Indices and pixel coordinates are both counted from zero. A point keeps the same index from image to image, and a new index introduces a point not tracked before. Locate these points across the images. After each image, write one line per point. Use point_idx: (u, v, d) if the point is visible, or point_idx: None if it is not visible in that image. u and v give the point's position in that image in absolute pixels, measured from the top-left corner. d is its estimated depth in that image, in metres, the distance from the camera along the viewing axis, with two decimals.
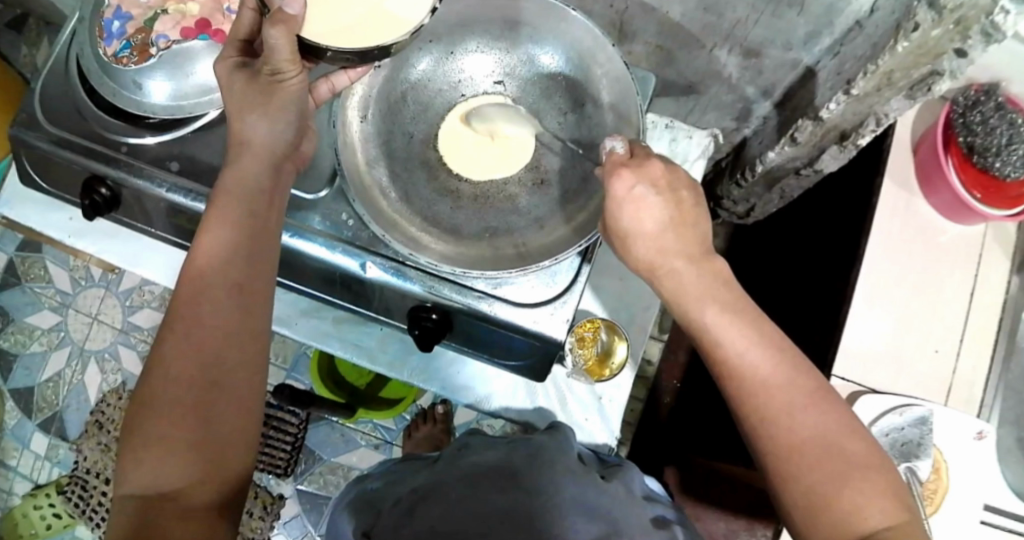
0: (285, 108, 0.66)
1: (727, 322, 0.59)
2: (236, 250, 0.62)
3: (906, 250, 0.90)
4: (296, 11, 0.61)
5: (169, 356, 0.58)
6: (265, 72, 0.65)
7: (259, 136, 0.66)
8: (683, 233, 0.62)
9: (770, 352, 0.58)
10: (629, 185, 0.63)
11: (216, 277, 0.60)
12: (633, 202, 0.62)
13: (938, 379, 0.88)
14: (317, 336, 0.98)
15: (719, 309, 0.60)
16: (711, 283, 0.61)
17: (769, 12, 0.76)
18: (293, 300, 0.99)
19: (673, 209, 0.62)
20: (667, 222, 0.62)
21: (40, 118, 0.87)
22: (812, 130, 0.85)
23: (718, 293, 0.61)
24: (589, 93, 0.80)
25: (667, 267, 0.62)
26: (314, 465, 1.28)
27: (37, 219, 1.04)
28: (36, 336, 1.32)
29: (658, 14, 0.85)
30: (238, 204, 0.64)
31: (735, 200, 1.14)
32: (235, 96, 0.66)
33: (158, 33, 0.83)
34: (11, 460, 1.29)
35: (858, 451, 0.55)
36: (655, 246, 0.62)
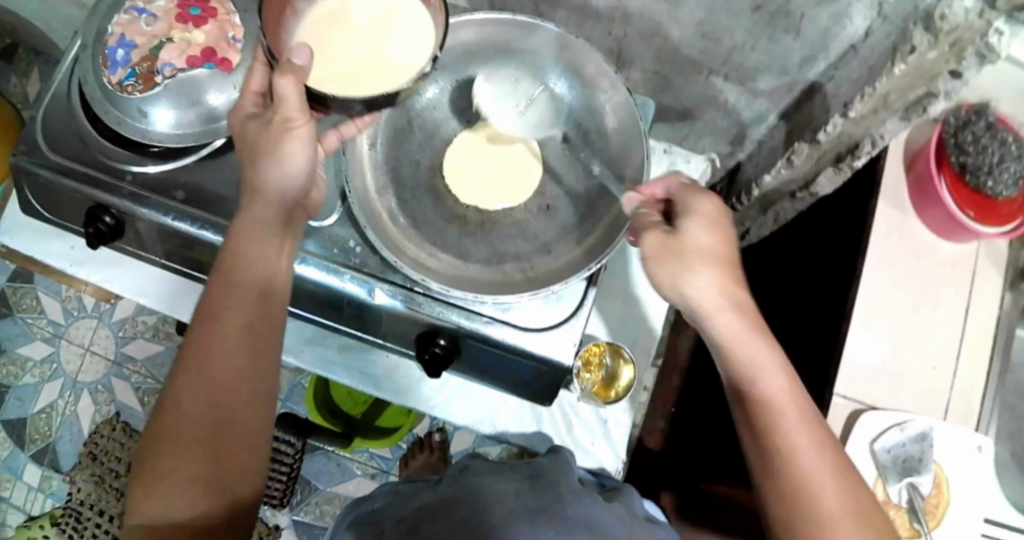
0: (295, 155, 0.65)
1: (777, 375, 0.62)
2: (246, 293, 0.63)
3: (901, 270, 0.92)
4: (304, 62, 0.61)
5: (180, 390, 0.61)
6: (274, 122, 0.64)
7: (272, 175, 0.65)
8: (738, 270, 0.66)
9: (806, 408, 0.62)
10: (711, 208, 0.65)
11: (227, 318, 0.62)
12: (701, 220, 0.64)
13: (938, 394, 0.90)
14: (320, 363, 0.97)
15: (772, 353, 0.63)
16: (762, 331, 0.64)
17: (765, 38, 0.80)
18: (299, 329, 0.98)
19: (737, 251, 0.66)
20: (718, 239, 0.64)
21: (42, 146, 0.88)
22: (809, 153, 0.88)
23: (768, 342, 0.64)
24: (593, 120, 0.82)
25: (733, 299, 0.64)
26: (310, 495, 1.26)
27: (37, 247, 1.02)
28: (28, 368, 1.29)
29: (657, 42, 0.88)
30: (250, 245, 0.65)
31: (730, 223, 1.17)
32: (250, 143, 0.66)
33: (163, 61, 0.84)
34: (4, 492, 1.27)
35: (872, 509, 0.59)
36: (730, 277, 0.64)
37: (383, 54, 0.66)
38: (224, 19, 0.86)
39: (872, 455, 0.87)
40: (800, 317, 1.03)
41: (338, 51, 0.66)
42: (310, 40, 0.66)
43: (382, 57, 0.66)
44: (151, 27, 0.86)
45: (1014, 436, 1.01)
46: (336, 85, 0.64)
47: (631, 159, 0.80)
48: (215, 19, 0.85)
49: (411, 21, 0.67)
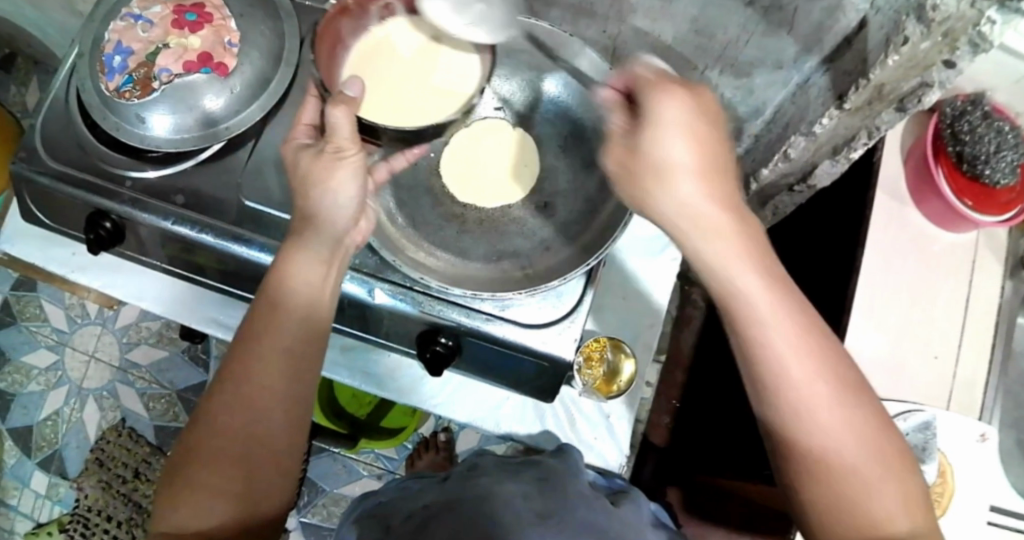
0: (344, 183, 0.64)
1: (773, 297, 0.56)
2: (288, 328, 0.63)
3: (901, 262, 0.92)
4: (355, 93, 0.66)
5: (217, 411, 0.61)
6: (325, 150, 0.65)
7: (322, 212, 0.64)
8: (719, 178, 0.57)
9: (802, 331, 0.56)
10: (685, 107, 0.57)
11: (268, 346, 0.62)
12: (675, 128, 0.56)
13: (940, 385, 0.90)
14: (323, 364, 0.96)
15: (760, 272, 0.57)
16: (747, 246, 0.57)
17: (760, 32, 0.82)
18: None
19: (716, 152, 0.57)
20: (694, 153, 0.56)
21: (42, 153, 0.89)
22: (806, 146, 0.87)
23: (756, 255, 0.57)
24: (589, 115, 0.82)
25: (694, 215, 0.57)
26: (317, 498, 1.26)
27: (39, 254, 1.01)
28: (33, 376, 1.30)
29: (651, 39, 0.90)
30: (299, 287, 0.64)
31: None
32: (303, 169, 0.65)
33: (160, 67, 0.83)
34: (11, 499, 1.27)
35: (878, 440, 0.55)
36: (691, 189, 0.56)
37: (436, 88, 0.76)
38: (220, 24, 0.85)
39: None
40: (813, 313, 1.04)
41: (394, 87, 0.75)
42: (363, 73, 0.75)
43: (436, 91, 0.76)
44: (147, 33, 0.85)
45: (1018, 425, 1.01)
46: (400, 121, 0.74)
47: None
48: (210, 24, 0.85)
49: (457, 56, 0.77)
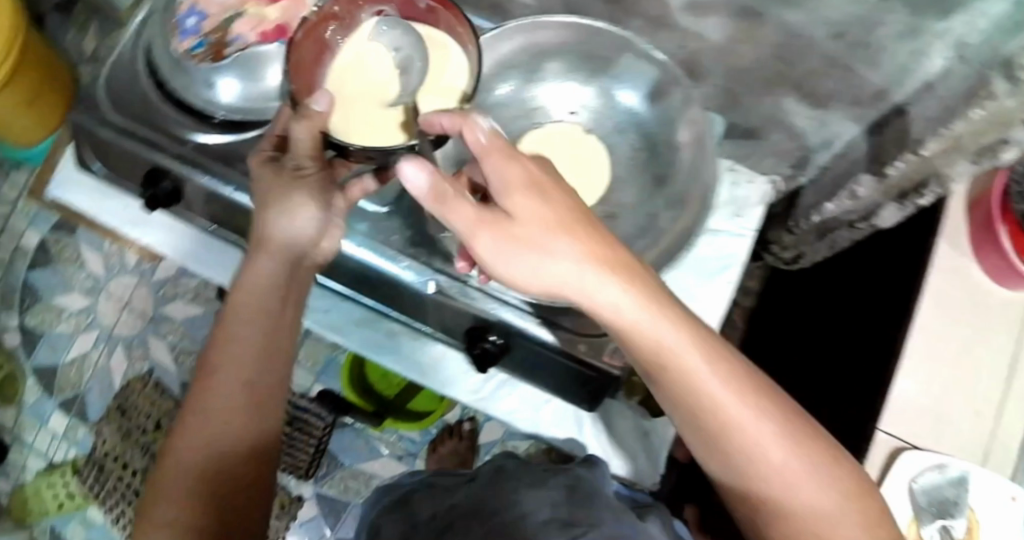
0: (304, 204, 0.65)
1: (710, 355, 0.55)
2: (247, 356, 0.64)
3: (952, 313, 0.91)
4: (324, 107, 0.63)
5: (180, 446, 0.63)
6: (288, 167, 0.65)
7: (274, 228, 0.65)
8: (575, 228, 0.52)
9: (741, 386, 0.56)
10: (527, 172, 0.52)
11: (229, 376, 0.64)
12: (504, 194, 0.52)
13: (977, 439, 0.90)
14: (368, 346, 0.94)
15: (674, 325, 0.54)
16: (659, 300, 0.54)
17: (842, 67, 0.80)
18: (347, 309, 0.94)
19: (570, 205, 0.52)
20: (541, 204, 0.52)
21: (104, 105, 0.88)
22: (873, 186, 0.87)
23: (667, 311, 0.54)
24: (664, 131, 0.81)
25: (597, 281, 0.52)
26: (335, 470, 1.26)
27: (90, 203, 1.01)
28: (63, 317, 1.31)
29: (732, 58, 0.87)
30: (250, 289, 0.65)
31: (784, 247, 1.11)
32: (264, 191, 0.65)
33: (236, 34, 0.84)
34: (28, 436, 1.29)
35: (839, 472, 0.56)
36: (591, 250, 0.52)
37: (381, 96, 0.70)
38: None
39: (909, 492, 0.87)
40: (842, 350, 1.00)
41: (349, 92, 0.70)
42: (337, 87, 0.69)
43: (391, 102, 0.70)
44: None
45: None
46: (365, 135, 0.67)
47: (701, 176, 0.78)
48: None
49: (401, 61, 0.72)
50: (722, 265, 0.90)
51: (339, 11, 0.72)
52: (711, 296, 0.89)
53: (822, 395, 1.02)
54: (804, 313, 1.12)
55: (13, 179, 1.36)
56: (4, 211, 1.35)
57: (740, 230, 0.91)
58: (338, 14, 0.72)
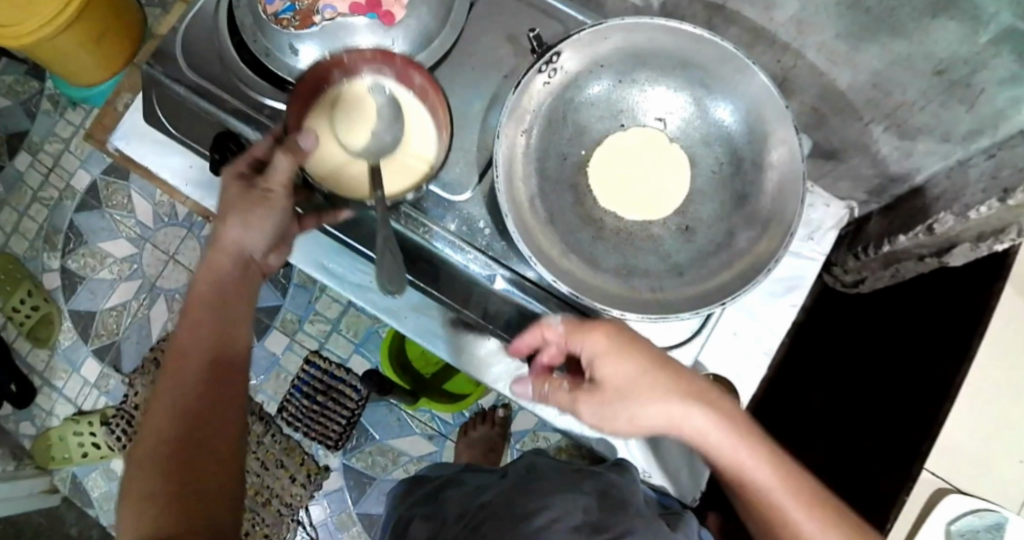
0: (265, 218, 0.73)
1: (772, 472, 0.64)
2: (208, 335, 0.69)
3: (1010, 361, 0.90)
4: (308, 145, 0.75)
5: (154, 426, 0.64)
6: (258, 187, 0.72)
7: (232, 236, 0.72)
8: (633, 363, 0.65)
9: (802, 497, 0.64)
10: (609, 337, 0.65)
11: (195, 355, 0.67)
12: (603, 358, 0.65)
13: (1017, 489, 0.90)
14: (424, 333, 0.91)
15: (731, 436, 0.65)
16: (721, 424, 0.65)
17: (939, 103, 0.80)
18: (406, 292, 0.91)
19: (625, 344, 0.65)
20: (601, 345, 0.65)
21: (179, 60, 0.87)
22: (953, 225, 0.85)
23: (730, 423, 0.65)
24: (751, 148, 0.79)
25: (654, 411, 0.65)
26: (364, 444, 1.25)
27: (153, 159, 0.99)
28: (106, 263, 1.31)
29: (825, 80, 0.86)
30: (208, 279, 0.71)
31: (847, 269, 1.09)
32: (228, 203, 0.73)
33: (325, 3, 0.82)
34: (59, 380, 1.30)
35: None
36: (646, 391, 0.65)
37: (355, 151, 0.80)
38: None
39: (946, 534, 0.90)
40: (880, 386, 1.00)
41: (327, 138, 0.80)
42: (321, 124, 0.80)
43: (358, 152, 0.80)
44: None
45: None
46: (334, 176, 0.79)
47: (790, 199, 0.77)
48: None
49: (389, 123, 0.80)
50: (788, 286, 0.89)
51: (347, 63, 0.78)
52: (773, 318, 0.88)
53: (842, 433, 1.03)
54: (844, 341, 1.11)
55: (69, 117, 1.36)
56: (58, 148, 1.35)
57: (812, 254, 0.90)
58: (344, 62, 0.79)
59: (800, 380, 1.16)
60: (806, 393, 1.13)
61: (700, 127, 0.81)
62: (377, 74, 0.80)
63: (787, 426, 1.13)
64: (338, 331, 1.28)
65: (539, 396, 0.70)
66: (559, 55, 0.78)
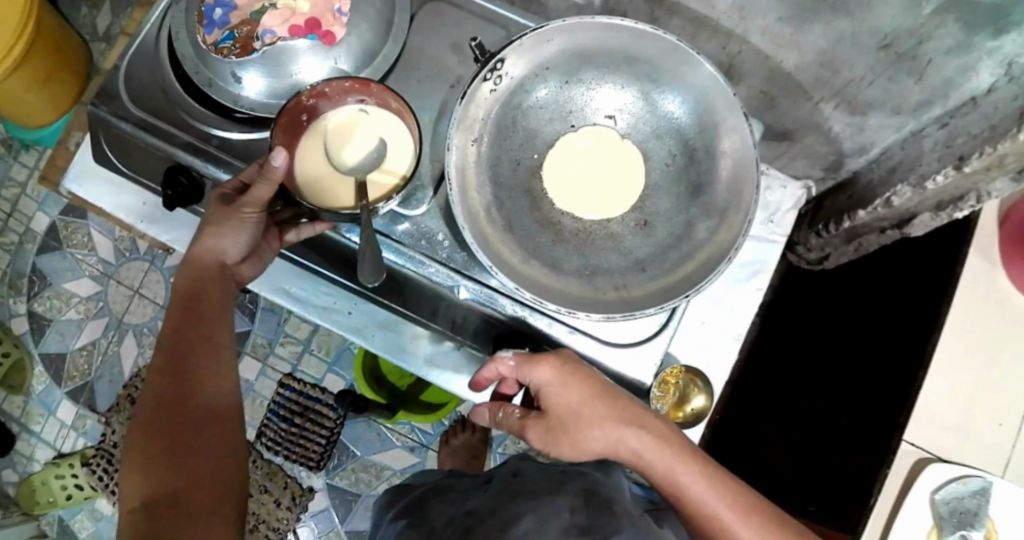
0: (241, 231, 0.75)
1: (701, 480, 0.66)
2: (196, 317, 0.73)
3: (979, 326, 0.91)
4: (279, 163, 0.70)
5: (155, 395, 0.68)
6: (235, 204, 0.74)
7: (206, 245, 0.75)
8: (572, 385, 0.69)
9: (733, 502, 0.65)
10: (554, 368, 0.70)
11: (186, 331, 0.72)
12: (546, 387, 0.69)
13: (999, 452, 0.90)
14: (392, 349, 0.91)
15: (659, 447, 0.67)
16: (650, 437, 0.68)
17: (886, 76, 0.79)
18: (372, 311, 0.90)
19: (563, 370, 0.70)
20: (544, 375, 0.70)
21: (122, 95, 0.86)
22: (911, 196, 0.85)
23: (660, 435, 0.68)
24: (702, 138, 0.79)
25: (589, 426, 0.68)
26: (346, 461, 1.25)
27: (106, 198, 0.97)
28: (72, 303, 1.29)
29: (771, 62, 0.86)
30: (189, 276, 0.75)
31: (810, 247, 1.09)
32: (209, 217, 0.75)
33: (264, 28, 0.82)
34: (35, 425, 1.28)
35: None
36: (581, 408, 0.69)
37: (341, 173, 0.76)
38: None
39: (931, 504, 0.88)
40: (853, 361, 1.00)
41: (312, 164, 0.76)
42: (309, 148, 0.77)
43: (345, 173, 0.76)
44: None
45: None
46: (322, 197, 0.76)
47: (745, 183, 0.76)
48: None
49: (377, 144, 0.78)
50: (752, 271, 0.89)
51: (329, 91, 0.76)
52: (740, 304, 0.88)
53: (817, 413, 1.03)
54: (814, 319, 1.11)
55: (23, 160, 1.34)
56: (15, 192, 1.33)
57: (772, 236, 0.90)
58: (328, 93, 0.77)
59: (772, 361, 1.15)
60: (779, 374, 1.13)
61: (650, 122, 0.81)
62: (360, 100, 0.78)
63: (757, 410, 1.12)
64: (312, 351, 1.27)
65: (496, 423, 0.74)
66: (503, 60, 0.77)
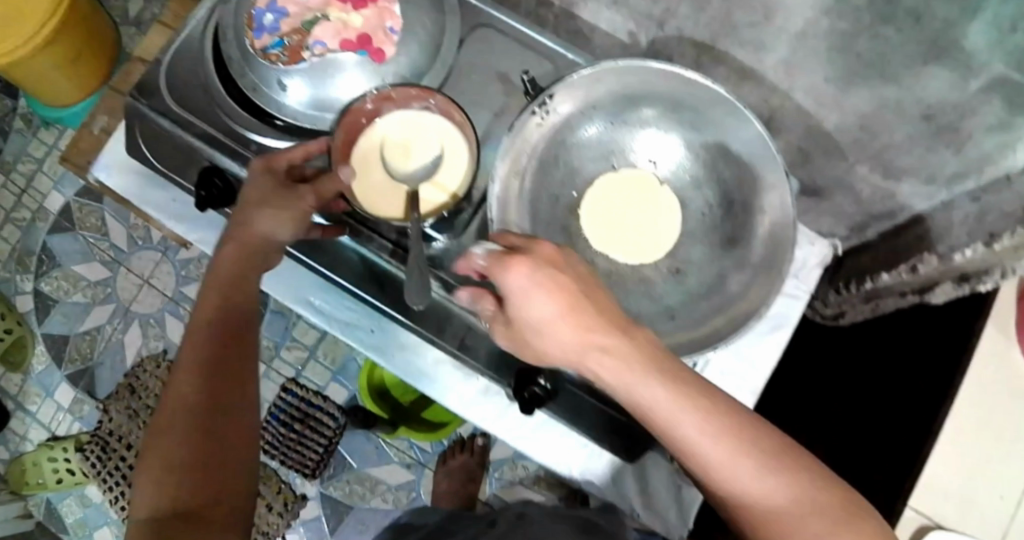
0: (296, 218, 0.74)
1: (705, 422, 0.55)
2: (230, 306, 0.71)
3: (993, 400, 0.91)
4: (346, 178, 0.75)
5: (178, 385, 0.65)
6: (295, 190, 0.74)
7: (258, 227, 0.73)
8: (559, 295, 0.55)
9: (742, 448, 0.55)
10: (529, 271, 0.54)
11: (216, 321, 0.69)
12: (519, 295, 0.55)
13: (998, 524, 0.90)
14: (409, 372, 0.90)
15: (662, 381, 0.56)
16: (644, 364, 0.56)
17: (924, 146, 0.80)
18: (394, 334, 0.90)
19: (554, 281, 0.55)
20: (531, 285, 0.55)
21: (165, 94, 0.86)
22: (935, 265, 0.86)
23: (659, 364, 0.56)
24: (741, 191, 0.80)
25: (583, 360, 0.57)
26: (342, 472, 1.24)
27: (135, 191, 0.97)
28: (80, 287, 1.28)
29: (811, 120, 0.87)
30: (232, 257, 0.73)
31: (827, 302, 1.09)
32: (259, 198, 0.74)
33: (315, 39, 0.82)
34: (31, 405, 1.27)
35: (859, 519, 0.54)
36: (576, 331, 0.55)
37: (397, 180, 0.79)
38: (384, 6, 0.82)
39: None
40: (876, 412, 1.01)
41: (370, 164, 0.79)
42: (369, 151, 0.79)
43: (398, 180, 0.79)
44: None
45: None
46: (373, 201, 0.78)
47: (785, 241, 0.76)
48: (375, 4, 0.82)
49: (434, 153, 0.79)
50: (772, 325, 0.89)
51: (395, 96, 0.79)
52: (760, 357, 0.89)
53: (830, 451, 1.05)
54: (829, 368, 1.12)
55: (42, 137, 1.33)
56: (31, 169, 1.32)
57: (796, 292, 0.91)
58: (393, 97, 0.79)
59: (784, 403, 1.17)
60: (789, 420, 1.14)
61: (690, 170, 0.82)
62: (427, 105, 0.80)
63: None
64: (316, 357, 1.27)
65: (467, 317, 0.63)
66: (552, 97, 0.78)
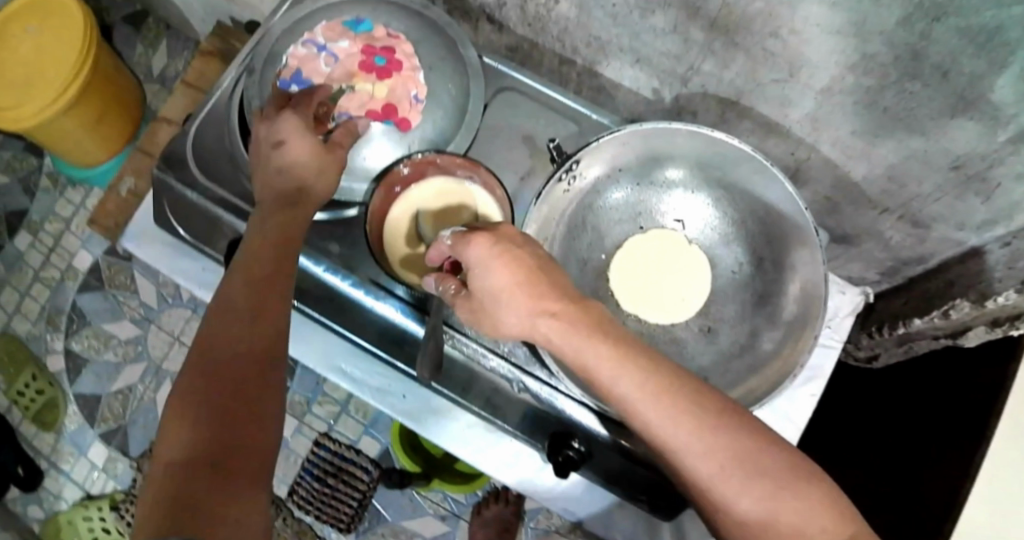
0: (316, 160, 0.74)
1: (644, 391, 0.55)
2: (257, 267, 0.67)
3: None
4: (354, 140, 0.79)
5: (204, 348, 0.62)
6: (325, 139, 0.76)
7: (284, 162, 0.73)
8: (506, 263, 0.59)
9: (676, 405, 0.55)
10: (487, 245, 0.59)
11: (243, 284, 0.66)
12: (477, 268, 0.59)
13: None
14: (441, 436, 0.90)
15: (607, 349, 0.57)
16: (587, 328, 0.58)
17: (953, 195, 0.80)
18: (425, 399, 0.90)
19: (510, 260, 0.59)
20: (484, 264, 0.59)
21: (195, 170, 0.87)
22: (968, 311, 0.85)
23: (601, 329, 0.58)
24: (772, 249, 0.80)
25: (533, 328, 0.59)
26: (376, 526, 1.25)
27: (165, 262, 0.97)
28: (111, 345, 1.30)
29: (839, 171, 0.87)
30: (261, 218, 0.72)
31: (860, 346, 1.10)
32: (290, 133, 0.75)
33: (340, 110, 0.80)
34: (65, 464, 1.28)
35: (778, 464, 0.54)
36: (524, 305, 0.58)
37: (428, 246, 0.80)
38: (409, 74, 0.82)
39: None
40: (911, 446, 0.97)
41: (405, 226, 0.80)
42: (407, 211, 0.80)
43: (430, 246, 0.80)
44: (329, 69, 0.82)
45: None
46: (404, 263, 0.80)
47: (814, 298, 0.76)
48: (399, 73, 0.82)
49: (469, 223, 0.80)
50: (807, 375, 0.89)
51: (439, 162, 0.79)
52: (797, 411, 0.88)
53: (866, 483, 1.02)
54: (872, 408, 1.10)
55: (69, 196, 1.35)
56: (58, 228, 1.34)
57: (830, 342, 0.90)
58: (437, 162, 0.80)
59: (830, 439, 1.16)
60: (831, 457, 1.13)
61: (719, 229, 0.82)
62: (468, 176, 0.80)
63: None
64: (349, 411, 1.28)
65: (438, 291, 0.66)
66: (578, 162, 0.78)
